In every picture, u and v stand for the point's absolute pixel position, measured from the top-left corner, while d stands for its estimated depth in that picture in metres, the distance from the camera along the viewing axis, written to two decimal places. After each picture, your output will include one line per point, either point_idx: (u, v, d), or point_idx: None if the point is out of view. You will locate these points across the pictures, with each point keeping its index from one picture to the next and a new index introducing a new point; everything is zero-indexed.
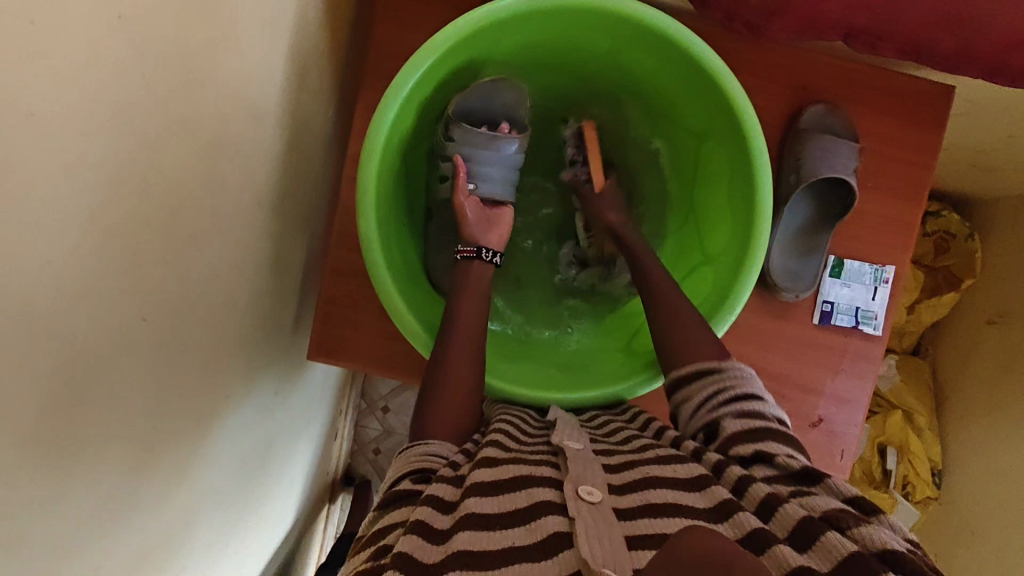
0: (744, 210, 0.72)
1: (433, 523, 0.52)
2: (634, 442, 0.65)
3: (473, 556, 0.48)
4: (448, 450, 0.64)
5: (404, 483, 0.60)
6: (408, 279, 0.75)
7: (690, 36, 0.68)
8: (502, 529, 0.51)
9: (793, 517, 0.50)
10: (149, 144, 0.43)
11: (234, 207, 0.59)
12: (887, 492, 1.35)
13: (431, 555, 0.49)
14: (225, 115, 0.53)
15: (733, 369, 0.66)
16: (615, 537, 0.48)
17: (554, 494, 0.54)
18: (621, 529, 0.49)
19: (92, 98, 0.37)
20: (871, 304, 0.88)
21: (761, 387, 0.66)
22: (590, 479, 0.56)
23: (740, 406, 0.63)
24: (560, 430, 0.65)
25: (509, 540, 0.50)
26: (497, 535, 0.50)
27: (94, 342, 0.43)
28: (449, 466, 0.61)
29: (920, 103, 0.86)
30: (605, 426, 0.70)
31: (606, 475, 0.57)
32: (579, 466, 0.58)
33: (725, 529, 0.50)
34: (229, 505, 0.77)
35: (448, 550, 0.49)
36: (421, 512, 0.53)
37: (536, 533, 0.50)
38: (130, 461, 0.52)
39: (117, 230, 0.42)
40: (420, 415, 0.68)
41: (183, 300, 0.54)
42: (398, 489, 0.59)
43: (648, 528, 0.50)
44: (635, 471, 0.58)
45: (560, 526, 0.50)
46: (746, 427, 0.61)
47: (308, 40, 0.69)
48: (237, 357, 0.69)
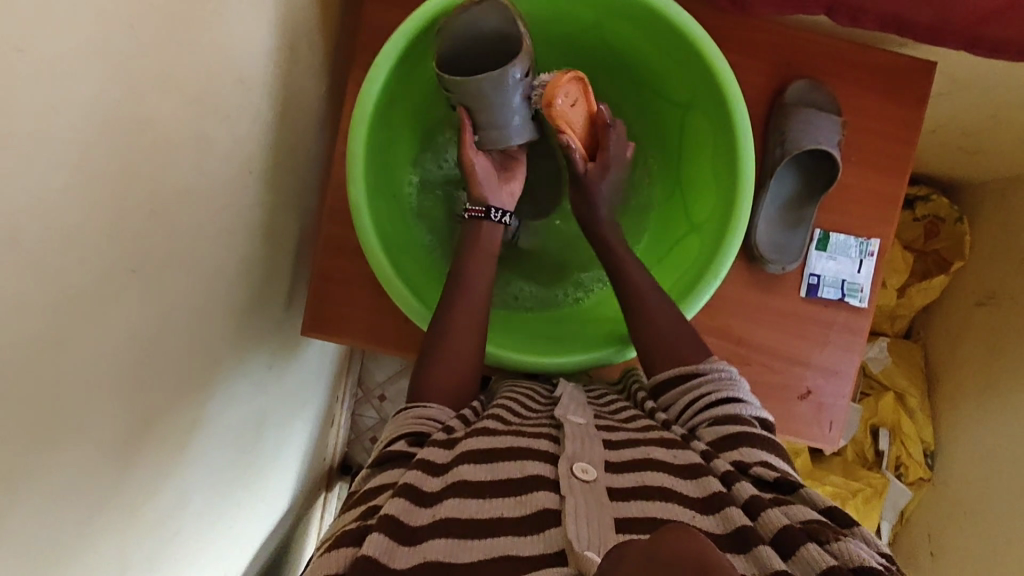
0: (727, 176, 0.73)
1: (422, 486, 0.54)
2: (637, 420, 0.65)
3: (461, 523, 0.50)
4: (444, 415, 0.65)
5: (400, 444, 0.61)
6: (400, 252, 0.77)
7: (672, 5, 0.69)
8: (492, 500, 0.52)
9: (775, 523, 0.49)
10: (134, 97, 0.45)
11: (223, 173, 0.61)
12: (880, 473, 1.37)
13: (419, 518, 0.51)
14: (210, 78, 0.54)
15: (712, 374, 0.66)
16: (604, 520, 0.48)
17: (548, 468, 0.55)
18: (612, 510, 0.50)
19: (73, 42, 0.38)
20: (857, 276, 0.89)
21: (744, 389, 0.66)
22: (588, 456, 0.56)
23: (714, 413, 0.63)
24: (564, 405, 0.66)
25: (497, 512, 0.51)
26: (487, 505, 0.52)
27: (83, 283, 0.44)
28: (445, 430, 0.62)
29: (902, 78, 0.87)
30: (610, 403, 0.71)
31: (604, 452, 0.58)
32: (578, 442, 0.58)
33: (713, 522, 0.50)
34: (222, 477, 0.77)
35: (436, 516, 0.51)
36: (412, 475, 0.55)
37: (525, 506, 0.51)
38: (120, 415, 0.53)
39: (105, 177, 0.43)
40: (419, 381, 0.69)
41: (171, 260, 0.55)
42: (393, 448, 0.60)
43: (641, 514, 0.50)
44: (635, 450, 0.59)
45: (551, 503, 0.51)
46: (718, 435, 0.61)
47: (299, 15, 0.71)
48: (229, 325, 0.71)
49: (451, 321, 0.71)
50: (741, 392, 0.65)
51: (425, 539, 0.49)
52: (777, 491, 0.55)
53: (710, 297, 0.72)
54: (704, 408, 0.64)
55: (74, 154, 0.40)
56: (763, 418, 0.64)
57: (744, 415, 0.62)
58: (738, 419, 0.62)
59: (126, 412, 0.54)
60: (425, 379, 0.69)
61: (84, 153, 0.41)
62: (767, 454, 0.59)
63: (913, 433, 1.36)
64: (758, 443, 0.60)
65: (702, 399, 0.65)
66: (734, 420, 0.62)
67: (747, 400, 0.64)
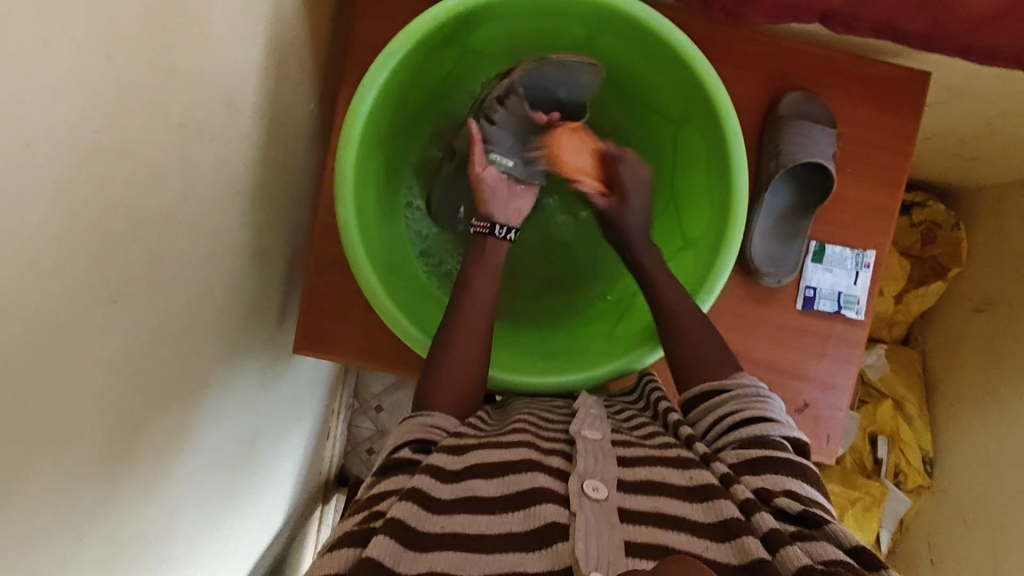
0: (721, 195, 0.72)
1: (432, 492, 0.53)
2: (657, 437, 0.63)
3: (467, 537, 0.49)
4: (450, 424, 0.64)
5: (406, 450, 0.60)
6: (390, 269, 0.76)
7: (662, 21, 0.68)
8: (502, 513, 0.51)
9: (793, 563, 0.46)
10: (114, 123, 0.44)
11: (210, 194, 0.60)
12: (879, 481, 1.36)
13: (425, 526, 0.50)
14: (195, 99, 0.54)
15: (741, 393, 0.64)
16: (615, 541, 0.47)
17: (557, 484, 0.53)
18: (622, 533, 0.48)
19: (52, 77, 0.38)
20: (853, 288, 0.89)
21: (775, 409, 0.63)
22: (600, 474, 0.54)
23: (741, 434, 0.61)
24: (581, 419, 0.64)
25: (507, 526, 0.50)
26: (495, 519, 0.50)
27: (62, 316, 0.43)
28: (454, 437, 0.61)
29: (897, 89, 0.87)
30: (630, 417, 0.69)
31: (618, 470, 0.56)
32: (590, 459, 0.56)
33: (726, 553, 0.48)
34: (213, 496, 0.76)
35: (444, 527, 0.50)
36: (420, 481, 0.54)
37: (531, 520, 0.49)
38: (105, 440, 0.52)
39: (85, 207, 0.43)
40: (421, 391, 0.67)
41: (154, 284, 0.54)
42: (399, 455, 0.59)
43: (649, 538, 0.49)
44: (648, 470, 0.56)
45: (559, 516, 0.49)
46: (744, 457, 0.59)
47: (288, 30, 0.70)
48: (218, 344, 0.70)
49: (450, 338, 0.70)
50: (772, 411, 0.62)
51: (431, 548, 0.48)
52: (800, 525, 0.52)
53: (705, 312, 0.71)
54: (732, 427, 0.62)
55: (54, 187, 0.39)
56: (797, 439, 0.62)
57: (775, 436, 0.60)
58: (771, 443, 0.59)
59: (110, 441, 0.53)
60: (429, 387, 0.67)
61: (63, 187, 0.40)
62: (796, 482, 0.56)
63: (912, 441, 1.36)
64: (789, 473, 0.57)
65: (727, 419, 0.63)
66: (762, 443, 0.59)
67: (780, 420, 0.62)
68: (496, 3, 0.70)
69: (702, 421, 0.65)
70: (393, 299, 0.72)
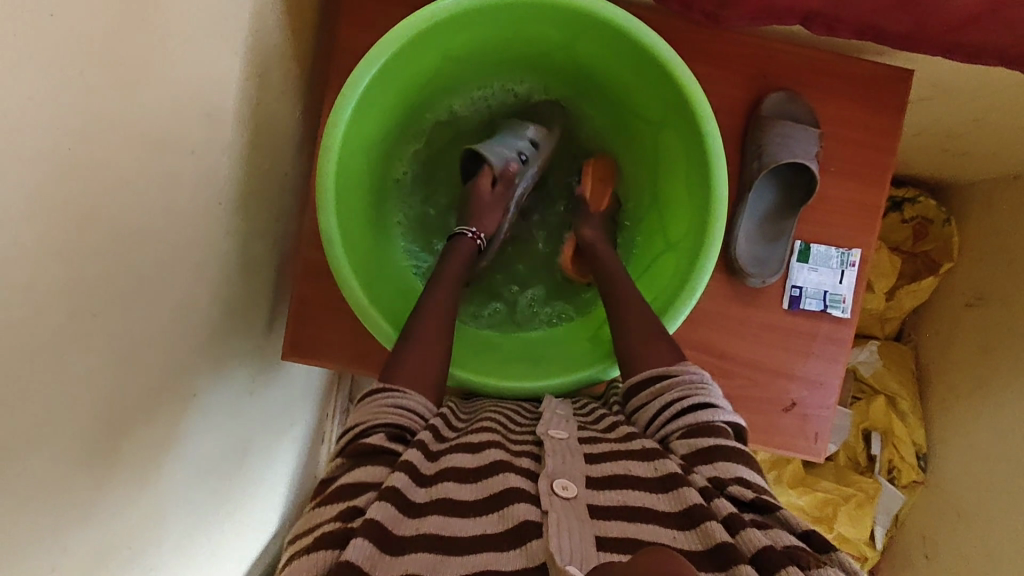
0: (701, 196, 0.72)
1: (410, 495, 0.53)
2: (621, 429, 0.64)
3: (441, 537, 0.49)
4: (425, 409, 0.64)
5: (377, 437, 0.59)
6: (372, 276, 0.76)
7: (639, 26, 0.68)
8: (474, 516, 0.51)
9: (753, 542, 0.48)
10: (90, 141, 0.45)
11: (191, 206, 0.60)
12: (872, 478, 1.36)
13: (402, 528, 0.50)
14: (176, 114, 0.54)
15: (685, 375, 0.64)
16: (585, 536, 0.48)
17: (530, 484, 0.54)
18: (593, 528, 0.49)
19: (24, 99, 0.38)
20: (839, 287, 0.89)
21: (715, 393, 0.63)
22: (568, 472, 0.55)
23: (687, 420, 0.60)
24: (546, 420, 0.65)
25: (479, 528, 0.50)
26: (468, 521, 0.51)
27: (39, 334, 0.43)
28: (423, 430, 0.62)
29: (879, 87, 0.87)
30: (592, 413, 0.70)
31: (586, 466, 0.57)
32: (559, 458, 0.57)
33: (692, 542, 0.49)
34: (204, 501, 0.77)
35: (419, 528, 0.50)
36: (399, 479, 0.54)
37: (504, 520, 0.50)
38: (91, 451, 0.53)
39: (61, 222, 0.43)
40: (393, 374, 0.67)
41: (134, 299, 0.54)
42: (371, 442, 0.58)
43: (621, 533, 0.49)
44: (615, 465, 0.57)
45: (532, 515, 0.50)
46: (691, 448, 0.58)
47: (270, 40, 0.71)
48: (205, 352, 0.70)
49: (409, 347, 0.68)
50: (714, 397, 0.62)
51: (406, 552, 0.48)
52: (755, 511, 0.53)
53: (687, 314, 0.70)
54: (680, 414, 0.61)
55: (28, 207, 0.40)
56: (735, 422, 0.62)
57: (716, 423, 0.60)
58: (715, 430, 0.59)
59: (94, 454, 0.53)
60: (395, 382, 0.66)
61: (37, 204, 0.41)
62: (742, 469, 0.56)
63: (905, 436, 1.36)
64: (735, 458, 0.57)
65: (677, 404, 0.62)
66: (706, 431, 0.59)
67: (719, 404, 0.62)
68: (476, 10, 0.70)
69: (650, 404, 0.64)
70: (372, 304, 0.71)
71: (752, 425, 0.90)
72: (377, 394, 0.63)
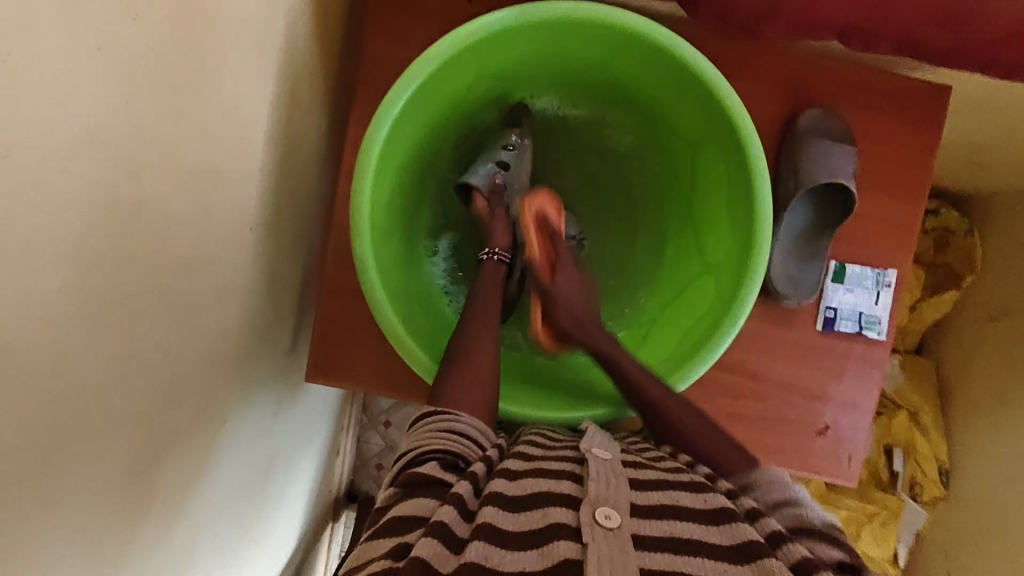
0: (746, 217, 0.69)
1: (456, 529, 0.47)
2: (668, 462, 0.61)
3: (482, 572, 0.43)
4: (472, 427, 0.60)
5: (430, 467, 0.55)
6: (405, 301, 0.73)
7: (684, 45, 0.66)
8: (514, 551, 0.45)
9: None
10: (131, 173, 0.42)
11: (223, 233, 0.58)
12: (896, 495, 1.34)
13: (445, 565, 0.44)
14: (211, 139, 0.52)
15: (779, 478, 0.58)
16: (627, 567, 0.43)
17: (571, 516, 0.49)
18: (638, 559, 0.45)
19: (68, 135, 0.36)
20: (874, 308, 0.87)
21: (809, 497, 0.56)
22: (613, 500, 0.50)
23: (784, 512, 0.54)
24: (589, 439, 0.63)
25: (519, 565, 0.44)
26: (508, 555, 0.45)
27: (77, 381, 0.41)
28: (476, 461, 0.57)
29: (916, 102, 0.85)
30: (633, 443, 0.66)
31: (630, 493, 0.53)
32: (602, 483, 0.53)
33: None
34: (230, 531, 0.74)
35: (461, 561, 0.44)
36: (446, 512, 0.48)
37: (544, 559, 0.45)
38: (124, 494, 0.50)
39: (101, 260, 0.41)
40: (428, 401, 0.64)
41: (169, 332, 0.52)
42: (422, 472, 0.54)
43: (671, 564, 0.45)
44: (664, 494, 0.53)
45: (573, 552, 0.45)
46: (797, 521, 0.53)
47: (299, 57, 0.68)
48: (233, 379, 0.68)
49: (445, 376, 0.65)
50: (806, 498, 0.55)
51: None
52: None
53: (731, 341, 0.68)
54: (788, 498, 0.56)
55: (70, 248, 0.38)
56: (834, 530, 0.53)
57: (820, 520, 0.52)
58: (799, 505, 0.54)
59: (128, 498, 0.51)
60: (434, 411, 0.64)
61: (78, 245, 0.38)
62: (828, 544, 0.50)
63: (927, 452, 1.34)
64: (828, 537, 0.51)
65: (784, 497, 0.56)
66: (795, 506, 0.54)
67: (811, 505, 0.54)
68: (515, 27, 0.68)
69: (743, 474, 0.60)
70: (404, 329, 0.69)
71: (786, 449, 0.88)
72: (429, 418, 0.60)
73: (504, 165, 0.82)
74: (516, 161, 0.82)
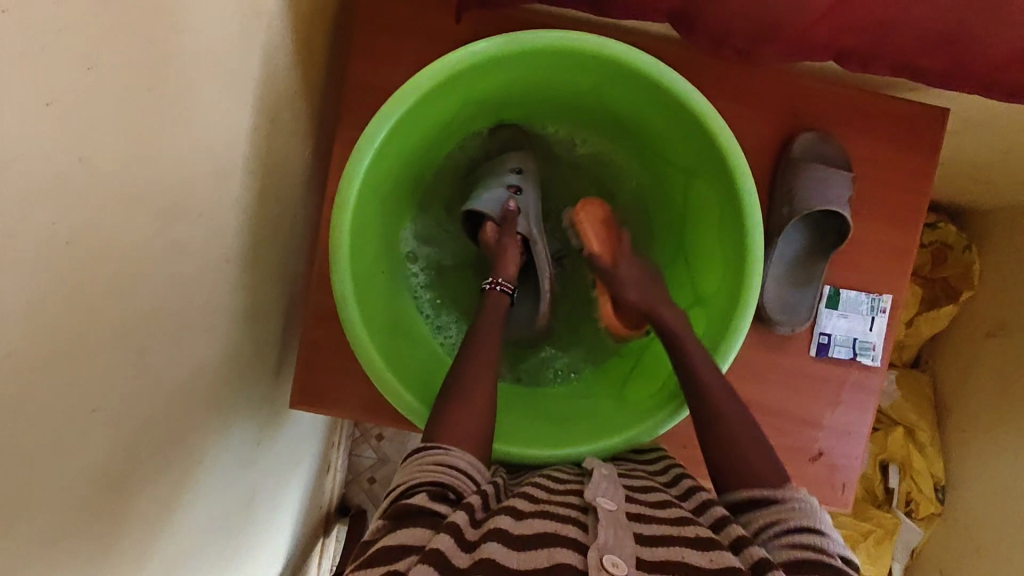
0: (736, 251, 0.68)
1: (454, 559, 0.46)
2: (653, 494, 0.59)
3: None
4: (471, 462, 0.59)
5: (421, 497, 0.54)
6: (388, 333, 0.72)
7: (672, 75, 0.65)
8: None
9: None
10: (97, 223, 0.41)
11: (199, 269, 0.56)
12: (890, 512, 1.33)
13: None
14: (185, 177, 0.51)
15: (798, 500, 0.54)
16: None
17: (575, 558, 0.47)
18: None
19: (28, 193, 0.35)
20: (869, 333, 0.86)
21: (829, 521, 0.53)
22: (619, 547, 0.48)
23: (784, 532, 0.52)
24: (593, 485, 0.58)
25: None
26: None
27: (39, 440, 0.39)
28: (473, 492, 0.56)
29: (911, 125, 0.84)
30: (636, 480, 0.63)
31: (636, 542, 0.50)
32: (610, 531, 0.50)
33: None
34: (213, 563, 0.73)
35: None
36: (441, 539, 0.48)
37: None
38: (96, 545, 0.49)
39: (64, 315, 0.40)
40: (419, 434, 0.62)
41: (142, 376, 0.50)
42: (414, 502, 0.53)
43: None
44: (669, 536, 0.51)
45: None
46: (789, 553, 0.50)
47: (281, 83, 0.67)
48: (214, 413, 0.67)
49: (439, 410, 0.62)
50: (826, 526, 0.52)
51: None
52: None
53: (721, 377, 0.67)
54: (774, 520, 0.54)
55: (29, 309, 0.36)
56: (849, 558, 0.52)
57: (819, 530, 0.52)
58: (807, 535, 0.51)
59: (99, 549, 0.49)
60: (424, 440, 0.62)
61: (37, 304, 0.37)
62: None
63: (923, 469, 1.33)
64: (827, 568, 0.49)
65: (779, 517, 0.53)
66: (803, 546, 0.50)
67: (831, 535, 0.52)
68: (500, 56, 0.66)
69: (736, 502, 0.57)
70: (392, 368, 0.68)
71: None
72: (423, 450, 0.59)
73: (515, 190, 0.83)
74: (525, 185, 0.83)
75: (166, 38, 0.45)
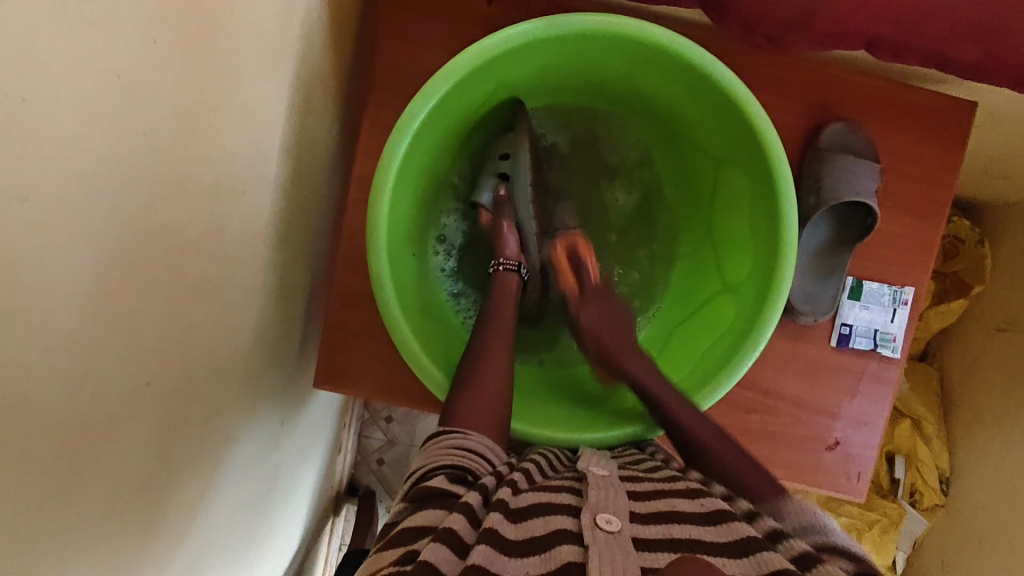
0: (768, 241, 0.68)
1: (463, 534, 0.46)
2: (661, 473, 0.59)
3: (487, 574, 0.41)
4: (485, 446, 0.59)
5: (438, 480, 0.53)
6: (418, 314, 0.72)
7: (711, 62, 0.65)
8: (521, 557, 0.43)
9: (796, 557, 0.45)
10: (149, 197, 0.40)
11: (237, 247, 0.56)
12: (895, 502, 1.35)
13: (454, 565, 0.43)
14: (227, 154, 0.50)
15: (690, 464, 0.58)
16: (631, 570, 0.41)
17: (569, 522, 0.47)
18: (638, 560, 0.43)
19: (86, 164, 0.34)
20: (890, 325, 0.86)
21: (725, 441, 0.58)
22: (612, 506, 0.49)
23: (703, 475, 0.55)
24: (588, 457, 0.62)
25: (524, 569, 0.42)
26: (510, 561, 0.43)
27: (93, 415, 0.39)
28: (487, 473, 0.55)
29: (940, 118, 0.84)
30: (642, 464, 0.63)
31: (629, 503, 0.51)
32: (602, 494, 0.51)
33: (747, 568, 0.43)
34: (239, 541, 0.73)
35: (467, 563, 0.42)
36: (455, 519, 0.47)
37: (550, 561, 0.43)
38: (140, 520, 0.49)
39: (117, 290, 0.39)
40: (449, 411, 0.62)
41: (185, 352, 0.50)
42: (431, 485, 0.53)
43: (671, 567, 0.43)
44: (660, 501, 0.52)
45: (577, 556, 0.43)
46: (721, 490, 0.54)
47: (314, 61, 0.66)
48: (245, 392, 0.66)
49: (459, 397, 0.63)
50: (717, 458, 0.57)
51: None
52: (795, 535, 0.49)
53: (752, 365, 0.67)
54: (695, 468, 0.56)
55: (86, 287, 0.36)
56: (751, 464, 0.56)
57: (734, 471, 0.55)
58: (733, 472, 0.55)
59: (144, 522, 0.49)
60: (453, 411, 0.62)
61: (96, 281, 0.37)
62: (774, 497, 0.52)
63: (929, 460, 1.34)
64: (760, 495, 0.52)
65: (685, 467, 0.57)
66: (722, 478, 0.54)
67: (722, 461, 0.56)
68: (537, 40, 0.66)
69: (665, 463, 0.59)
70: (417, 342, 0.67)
71: (795, 464, 0.87)
72: (440, 437, 0.59)
73: (505, 176, 0.82)
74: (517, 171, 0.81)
75: (214, 11, 0.44)
